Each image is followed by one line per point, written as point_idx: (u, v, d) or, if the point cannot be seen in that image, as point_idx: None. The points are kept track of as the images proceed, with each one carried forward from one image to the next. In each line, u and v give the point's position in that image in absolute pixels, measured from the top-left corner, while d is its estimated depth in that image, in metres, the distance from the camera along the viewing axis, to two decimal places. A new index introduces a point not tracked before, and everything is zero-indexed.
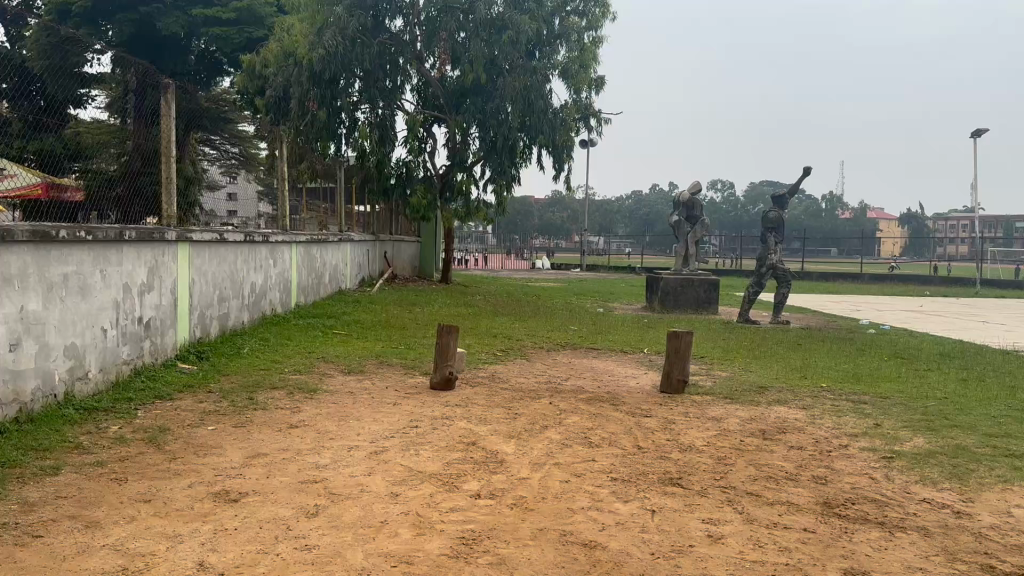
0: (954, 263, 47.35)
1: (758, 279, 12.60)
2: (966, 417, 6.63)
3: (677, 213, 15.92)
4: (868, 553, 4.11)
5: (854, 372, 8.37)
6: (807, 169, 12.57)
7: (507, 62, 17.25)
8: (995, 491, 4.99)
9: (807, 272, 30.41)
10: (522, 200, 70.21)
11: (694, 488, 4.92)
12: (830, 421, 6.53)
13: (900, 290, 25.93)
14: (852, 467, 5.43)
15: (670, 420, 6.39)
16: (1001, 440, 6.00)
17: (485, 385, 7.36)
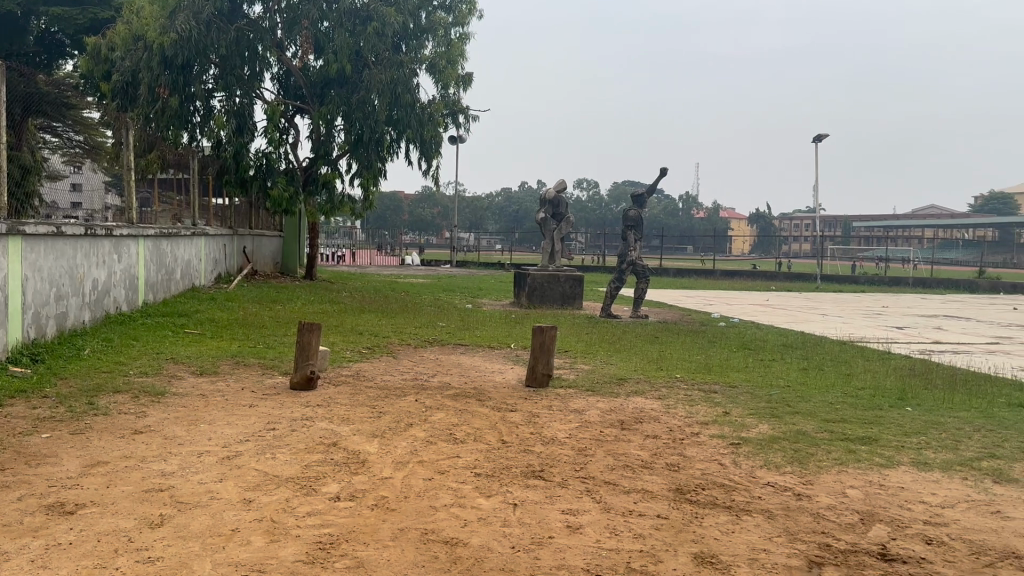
0: (798, 260, 50.67)
1: (619, 275, 12.97)
2: (806, 404, 7.10)
3: (543, 210, 16.18)
4: (717, 536, 4.31)
5: (707, 363, 8.78)
6: (665, 169, 13.04)
7: (373, 54, 17.00)
8: (831, 473, 5.36)
9: (666, 268, 31.62)
10: (392, 196, 69.29)
11: (554, 480, 5.00)
12: (683, 411, 6.82)
13: (750, 285, 27.46)
14: (703, 454, 5.69)
15: (534, 414, 6.48)
16: (836, 424, 6.46)
17: (349, 384, 7.21)
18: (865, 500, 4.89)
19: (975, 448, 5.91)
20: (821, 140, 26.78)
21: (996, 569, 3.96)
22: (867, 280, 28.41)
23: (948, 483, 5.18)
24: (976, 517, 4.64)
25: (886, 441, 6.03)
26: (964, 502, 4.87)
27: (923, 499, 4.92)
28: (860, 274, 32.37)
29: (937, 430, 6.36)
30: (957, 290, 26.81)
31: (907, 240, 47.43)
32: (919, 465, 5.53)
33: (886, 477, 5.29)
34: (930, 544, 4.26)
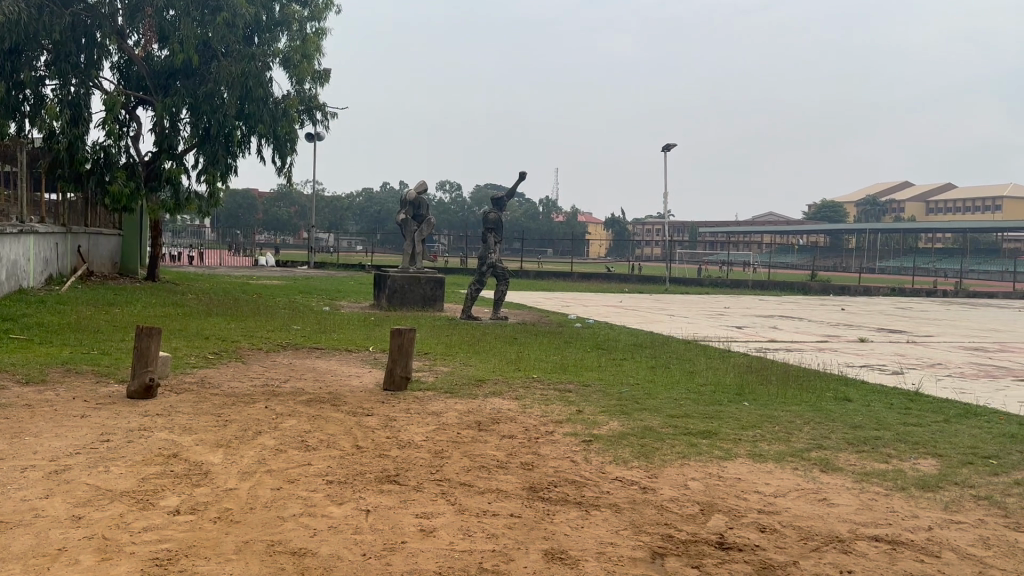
0: (648, 263, 52.86)
1: (479, 277, 13.07)
2: (653, 400, 7.43)
3: (404, 211, 16.05)
4: (567, 532, 4.42)
5: (562, 362, 9.01)
6: (524, 173, 13.25)
7: (222, 45, 16.44)
8: (675, 466, 5.63)
9: (525, 270, 32.14)
10: (245, 193, 66.52)
11: (409, 484, 4.97)
12: (539, 410, 6.95)
13: (604, 287, 28.41)
14: (556, 452, 5.83)
15: (390, 418, 6.41)
16: (680, 419, 6.80)
17: (193, 392, 6.85)
18: (706, 491, 5.17)
19: (804, 439, 6.38)
20: (670, 149, 28.08)
21: (819, 552, 4.29)
22: (711, 283, 30.09)
23: (779, 473, 5.57)
24: (804, 504, 5.01)
25: (725, 435, 6.40)
26: (794, 490, 5.25)
27: (757, 488, 5.26)
28: (704, 277, 34.23)
29: (771, 423, 6.82)
30: (791, 292, 28.93)
31: (747, 245, 50.54)
32: (755, 456, 5.91)
33: (724, 468, 5.62)
34: (763, 532, 4.56)
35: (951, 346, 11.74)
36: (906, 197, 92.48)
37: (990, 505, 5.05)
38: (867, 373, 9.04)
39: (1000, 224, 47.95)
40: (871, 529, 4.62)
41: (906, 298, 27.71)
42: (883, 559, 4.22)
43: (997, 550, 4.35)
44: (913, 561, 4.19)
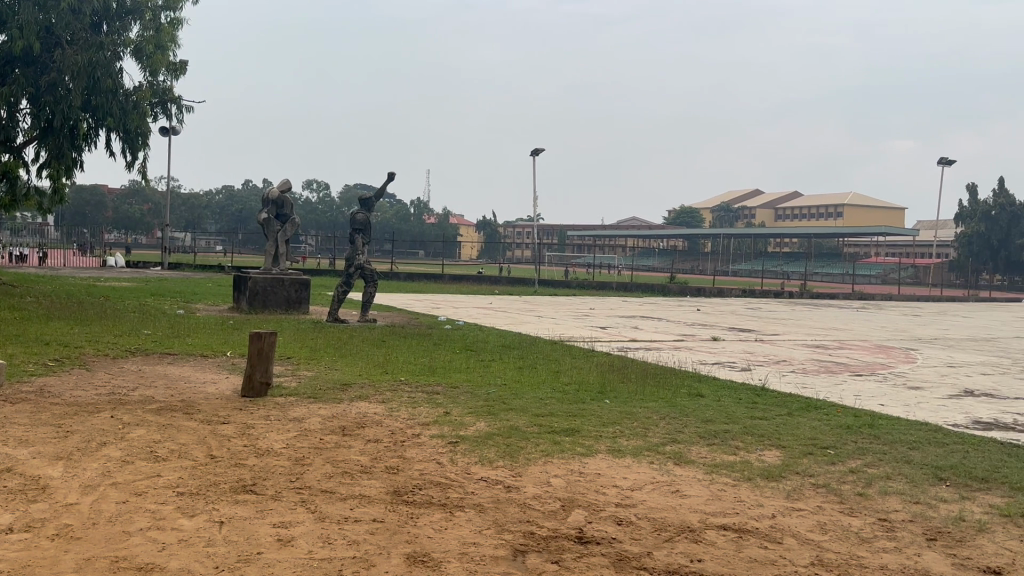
0: (518, 266, 53.57)
1: (346, 279, 12.83)
2: (520, 400, 7.55)
3: (267, 210, 15.54)
4: (430, 534, 4.42)
5: (430, 365, 9.00)
6: (392, 174, 13.13)
7: (66, 33, 15.43)
8: (538, 464, 5.75)
9: (395, 273, 31.85)
10: (94, 189, 62.19)
11: (267, 493, 4.82)
12: (405, 413, 6.92)
13: (474, 289, 28.66)
14: (422, 455, 5.81)
15: (248, 426, 6.19)
16: (545, 419, 6.95)
17: (30, 402, 6.35)
18: (567, 487, 5.31)
19: (660, 434, 6.67)
20: (538, 154, 28.72)
21: (672, 542, 4.50)
22: (578, 285, 30.91)
23: (637, 467, 5.80)
24: (659, 497, 5.23)
25: (587, 432, 6.60)
26: (650, 483, 5.48)
27: (616, 483, 5.45)
28: (571, 280, 35.09)
29: (630, 419, 7.09)
30: (651, 294, 30.26)
31: (613, 248, 52.18)
32: (614, 452, 6.12)
33: (585, 464, 5.79)
34: (620, 525, 4.73)
35: (793, 344, 12.62)
36: (758, 204, 98.37)
37: (826, 492, 5.46)
38: (720, 370, 9.56)
39: (840, 230, 51.90)
40: (720, 519, 4.88)
41: (754, 299, 29.60)
42: (730, 547, 4.48)
43: (832, 534, 4.71)
44: (758, 547, 4.47)
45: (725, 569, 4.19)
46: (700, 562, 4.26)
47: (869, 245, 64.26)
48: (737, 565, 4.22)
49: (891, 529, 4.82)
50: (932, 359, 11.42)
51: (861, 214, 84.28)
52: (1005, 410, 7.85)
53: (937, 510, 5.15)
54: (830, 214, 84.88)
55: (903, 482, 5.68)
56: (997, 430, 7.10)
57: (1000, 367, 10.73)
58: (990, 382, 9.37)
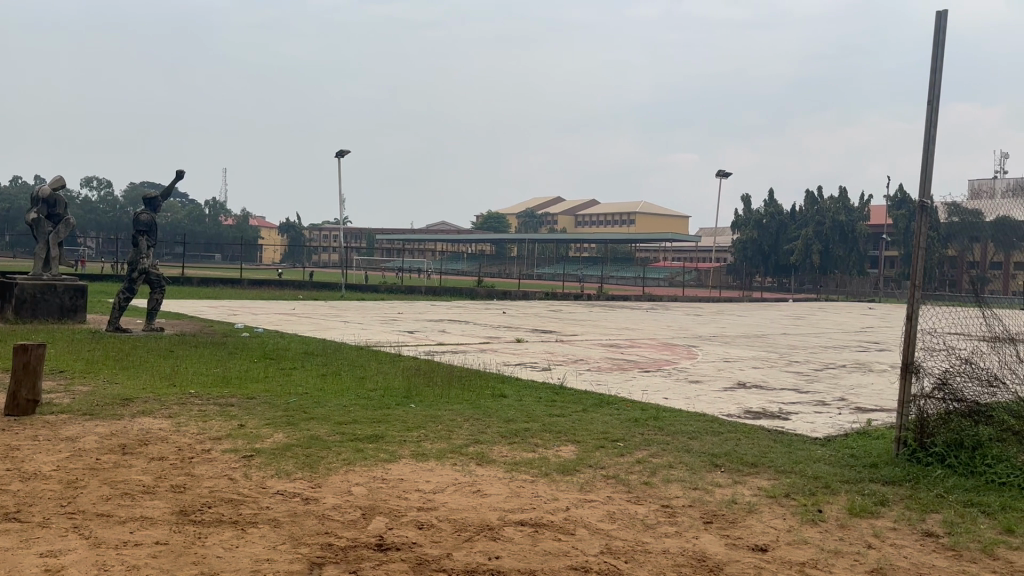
0: (325, 271, 52.23)
1: (129, 285, 11.89)
2: (321, 409, 7.35)
3: (35, 209, 14.04)
4: (219, 554, 4.19)
5: (224, 375, 8.53)
6: (182, 172, 12.35)
7: None
8: (339, 473, 5.63)
9: (190, 278, 29.94)
10: None
11: (33, 520, 4.35)
12: (195, 427, 6.51)
13: (277, 294, 27.61)
14: (212, 471, 5.50)
15: (11, 447, 5.56)
16: (347, 426, 6.82)
17: None
18: (368, 495, 5.24)
19: (464, 436, 6.77)
20: (343, 156, 28.23)
21: (472, 542, 4.56)
22: (385, 289, 30.63)
23: (440, 470, 5.84)
24: (461, 498, 5.30)
25: (390, 438, 6.55)
26: (452, 485, 5.53)
27: (418, 487, 5.45)
28: (378, 285, 34.73)
29: (433, 423, 7.12)
30: (459, 298, 30.68)
31: (421, 253, 52.20)
32: (418, 456, 6.12)
33: (388, 471, 5.75)
34: (421, 529, 4.74)
35: (590, 343, 13.28)
36: (561, 211, 102.69)
37: (617, 483, 5.80)
38: (522, 371, 9.87)
39: (635, 236, 55.28)
40: (518, 515, 5.03)
41: (556, 302, 30.86)
42: (526, 542, 4.62)
43: (621, 523, 5.00)
44: (552, 540, 4.65)
45: (521, 564, 4.31)
46: (498, 559, 4.35)
47: (661, 249, 69.18)
48: (533, 559, 4.37)
49: (673, 514, 5.21)
50: (710, 354, 12.49)
51: (652, 221, 90.58)
52: (772, 400, 8.73)
53: (713, 495, 5.62)
54: (625, 221, 90.54)
55: (684, 470, 6.15)
56: (765, 418, 7.88)
57: (769, 361, 11.93)
58: (759, 375, 10.39)
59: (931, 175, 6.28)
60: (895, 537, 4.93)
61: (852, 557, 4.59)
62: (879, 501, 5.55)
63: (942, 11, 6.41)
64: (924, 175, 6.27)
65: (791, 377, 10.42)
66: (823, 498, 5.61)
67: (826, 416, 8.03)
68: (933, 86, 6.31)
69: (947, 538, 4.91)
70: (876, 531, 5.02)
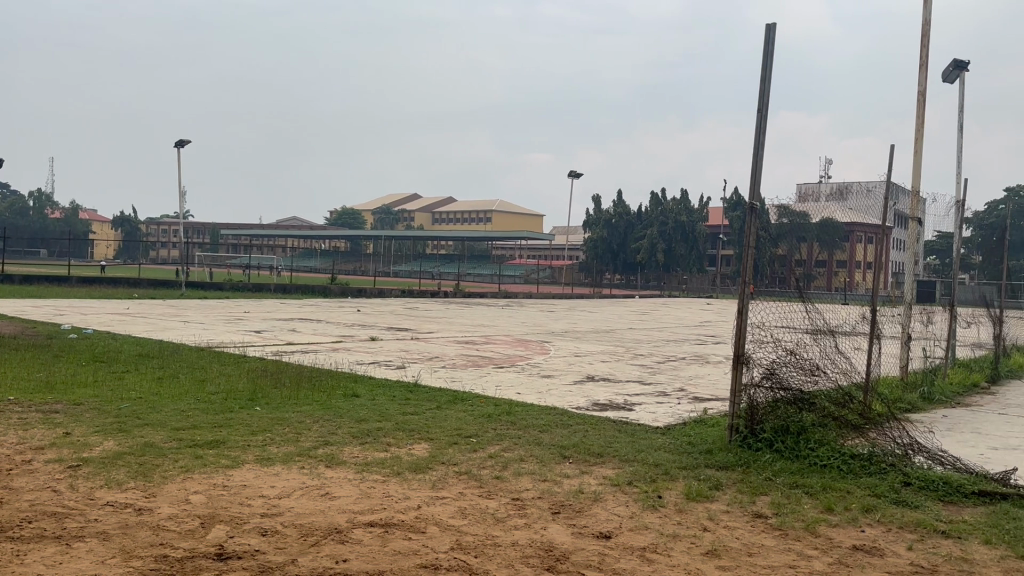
0: (165, 268, 49.30)
1: None
2: (157, 414, 6.93)
3: None
4: (40, 572, 3.85)
5: (48, 380, 7.87)
6: None
7: None
8: (176, 481, 5.33)
9: (6, 275, 27.38)
10: None
11: None
12: (13, 437, 5.97)
13: (109, 292, 25.79)
14: (33, 483, 5.06)
15: None
16: (186, 432, 6.47)
17: None
18: (208, 503, 4.99)
19: (312, 438, 6.58)
20: (184, 146, 26.77)
21: (318, 546, 4.43)
22: (231, 286, 29.35)
23: (285, 474, 5.65)
24: (307, 502, 5.15)
25: (233, 442, 6.28)
26: (298, 489, 5.37)
27: (262, 493, 5.25)
28: (224, 282, 33.19)
29: (281, 426, 6.89)
30: (310, 295, 29.88)
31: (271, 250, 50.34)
32: (263, 460, 5.90)
33: (230, 477, 5.50)
34: (264, 535, 4.56)
35: (445, 340, 13.32)
36: (418, 208, 102.29)
37: (468, 478, 5.84)
38: (375, 369, 9.74)
39: (490, 234, 55.82)
40: (367, 516, 4.94)
41: (411, 299, 30.77)
42: (376, 542, 4.54)
43: (471, 518, 5.04)
44: (402, 539, 4.60)
45: (370, 565, 4.22)
46: (345, 562, 4.23)
47: (517, 247, 70.42)
48: (382, 560, 4.28)
49: (523, 506, 5.31)
50: (562, 349, 12.84)
51: (508, 219, 92.06)
52: (618, 392, 9.09)
53: (561, 486, 5.78)
54: (482, 219, 91.51)
55: (534, 463, 6.28)
56: (611, 409, 8.19)
57: (615, 355, 12.42)
58: (606, 369, 10.79)
59: (760, 178, 6.72)
60: (727, 519, 5.25)
61: (690, 540, 4.85)
62: (714, 485, 5.91)
63: (771, 24, 6.89)
64: (754, 179, 6.70)
65: (636, 369, 10.89)
66: (664, 484, 5.90)
67: (667, 406, 8.45)
68: (763, 95, 6.76)
69: (774, 519, 5.29)
70: (711, 515, 5.33)
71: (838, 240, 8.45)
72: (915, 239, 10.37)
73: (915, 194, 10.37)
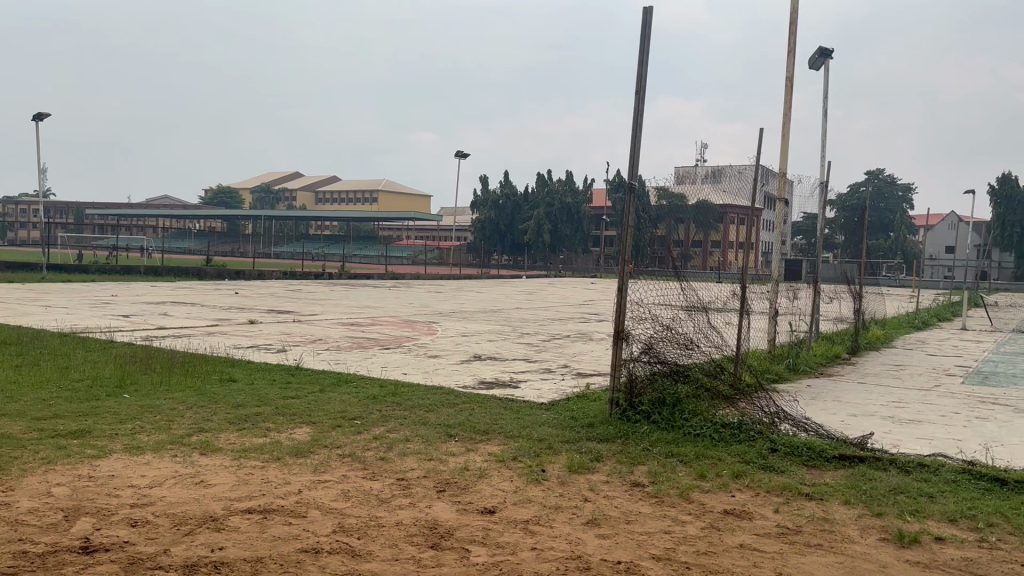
0: (22, 249, 45.91)
1: None
2: (15, 404, 6.49)
3: None
4: None
5: None
6: None
7: None
8: (36, 474, 5.01)
9: None
10: None
11: None
12: None
13: None
14: None
15: None
16: (47, 422, 6.09)
17: None
18: (71, 495, 4.72)
19: (186, 425, 6.33)
20: (42, 119, 24.96)
21: (193, 535, 4.28)
22: (97, 269, 27.71)
23: (157, 463, 5.42)
24: (181, 490, 4.96)
25: (100, 432, 5.96)
26: (171, 478, 5.16)
27: (131, 483, 5.01)
28: (89, 263, 31.22)
29: (151, 414, 6.58)
30: (185, 278, 28.58)
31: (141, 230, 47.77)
32: (132, 450, 5.63)
33: (96, 467, 5.23)
34: (134, 526, 4.36)
35: (330, 322, 13.07)
36: (303, 188, 99.53)
37: (351, 461, 5.77)
38: (254, 353, 9.45)
39: (377, 215, 54.97)
40: (245, 503, 4.81)
41: (293, 281, 29.93)
42: (253, 529, 4.43)
43: (354, 500, 4.99)
44: (282, 525, 4.50)
45: (248, 552, 4.10)
46: (222, 550, 4.11)
47: (406, 229, 69.80)
48: (260, 547, 4.18)
49: (407, 486, 5.30)
50: (449, 329, 12.86)
51: (396, 200, 90.97)
52: (504, 370, 9.20)
53: (447, 464, 5.81)
54: (370, 199, 90.04)
55: (419, 442, 6.28)
56: (496, 387, 8.30)
57: (502, 334, 12.55)
58: (493, 348, 10.90)
59: (639, 158, 6.91)
60: (608, 489, 5.43)
61: (571, 511, 4.99)
62: (594, 457, 6.08)
63: (649, 8, 7.06)
64: (633, 158, 6.88)
65: (522, 347, 11.05)
66: (547, 458, 6.03)
67: (551, 382, 8.63)
68: (641, 78, 6.94)
69: (651, 487, 5.51)
70: (592, 485, 5.49)
71: (712, 221, 8.80)
72: (782, 219, 10.95)
73: (783, 176, 10.95)
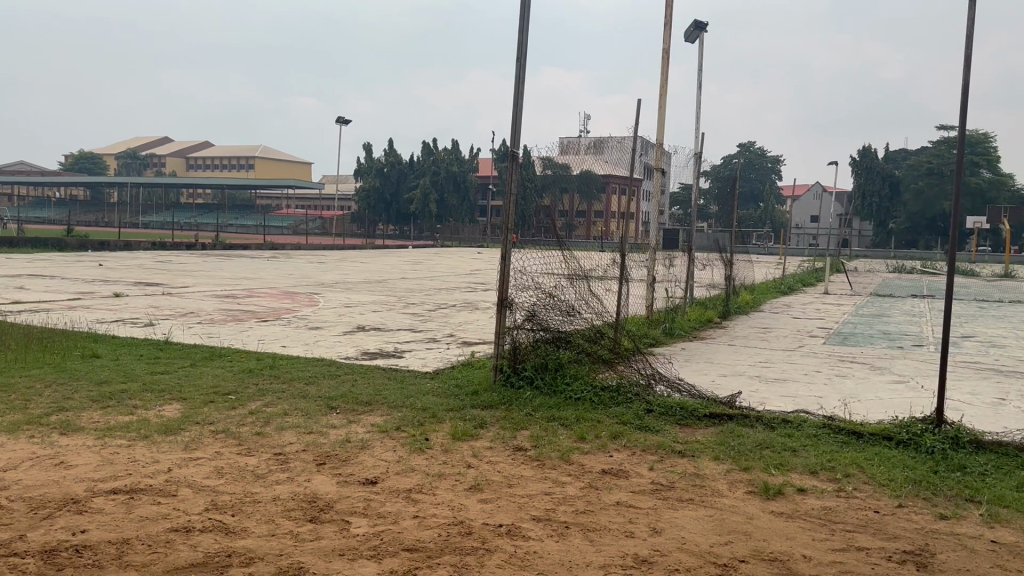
0: None
1: None
2: None
3: None
4: None
5: None
6: None
7: None
8: None
9: None
10: None
11: None
12: None
13: None
14: None
15: None
16: None
17: None
18: None
19: (44, 404, 5.95)
20: None
21: (52, 519, 4.04)
22: None
23: (11, 445, 5.07)
24: (39, 473, 4.67)
25: None
26: (27, 460, 4.84)
27: None
28: None
29: (3, 393, 6.14)
30: (42, 249, 26.63)
31: None
32: None
33: None
34: None
35: (203, 295, 12.54)
36: (175, 155, 94.38)
37: (225, 437, 5.58)
38: (121, 327, 8.96)
39: (255, 184, 52.92)
40: (110, 484, 4.58)
41: (163, 251, 28.43)
42: (120, 510, 4.23)
43: (229, 477, 4.85)
44: (150, 505, 4.32)
45: (112, 534, 3.92)
46: (85, 533, 3.91)
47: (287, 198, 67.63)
48: (127, 528, 4.00)
49: (286, 461, 5.19)
50: (331, 300, 12.61)
51: (276, 168, 87.84)
52: (387, 340, 9.12)
53: (328, 436, 5.72)
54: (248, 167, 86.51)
55: (298, 416, 6.15)
56: (379, 357, 8.22)
57: (385, 304, 12.42)
58: (377, 318, 10.78)
59: (521, 125, 6.94)
60: (491, 455, 5.50)
61: (454, 478, 5.02)
62: (478, 424, 6.14)
63: None
64: (515, 125, 6.91)
65: (406, 317, 10.97)
66: (431, 427, 6.04)
67: (435, 351, 8.63)
68: (523, 44, 6.95)
69: (533, 451, 5.62)
70: (475, 452, 5.55)
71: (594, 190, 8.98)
72: (660, 189, 11.29)
73: (660, 146, 11.27)
